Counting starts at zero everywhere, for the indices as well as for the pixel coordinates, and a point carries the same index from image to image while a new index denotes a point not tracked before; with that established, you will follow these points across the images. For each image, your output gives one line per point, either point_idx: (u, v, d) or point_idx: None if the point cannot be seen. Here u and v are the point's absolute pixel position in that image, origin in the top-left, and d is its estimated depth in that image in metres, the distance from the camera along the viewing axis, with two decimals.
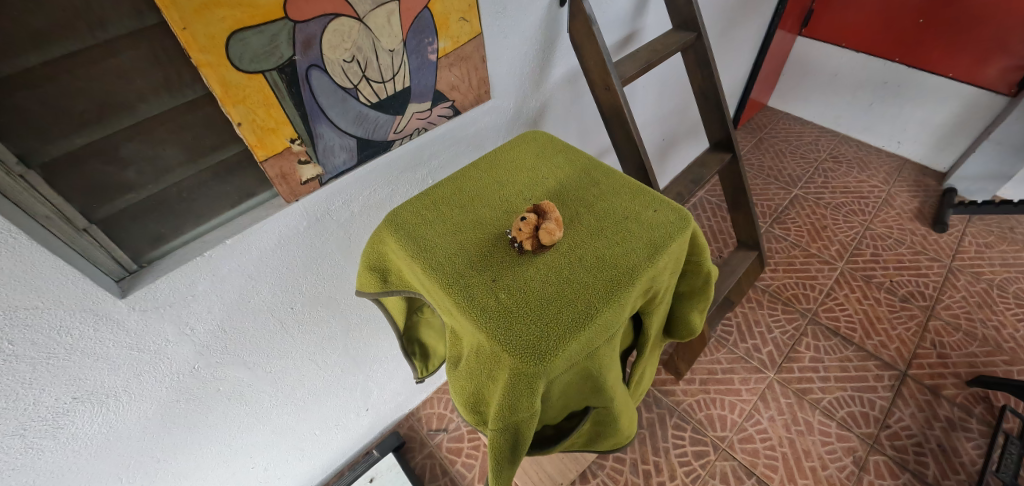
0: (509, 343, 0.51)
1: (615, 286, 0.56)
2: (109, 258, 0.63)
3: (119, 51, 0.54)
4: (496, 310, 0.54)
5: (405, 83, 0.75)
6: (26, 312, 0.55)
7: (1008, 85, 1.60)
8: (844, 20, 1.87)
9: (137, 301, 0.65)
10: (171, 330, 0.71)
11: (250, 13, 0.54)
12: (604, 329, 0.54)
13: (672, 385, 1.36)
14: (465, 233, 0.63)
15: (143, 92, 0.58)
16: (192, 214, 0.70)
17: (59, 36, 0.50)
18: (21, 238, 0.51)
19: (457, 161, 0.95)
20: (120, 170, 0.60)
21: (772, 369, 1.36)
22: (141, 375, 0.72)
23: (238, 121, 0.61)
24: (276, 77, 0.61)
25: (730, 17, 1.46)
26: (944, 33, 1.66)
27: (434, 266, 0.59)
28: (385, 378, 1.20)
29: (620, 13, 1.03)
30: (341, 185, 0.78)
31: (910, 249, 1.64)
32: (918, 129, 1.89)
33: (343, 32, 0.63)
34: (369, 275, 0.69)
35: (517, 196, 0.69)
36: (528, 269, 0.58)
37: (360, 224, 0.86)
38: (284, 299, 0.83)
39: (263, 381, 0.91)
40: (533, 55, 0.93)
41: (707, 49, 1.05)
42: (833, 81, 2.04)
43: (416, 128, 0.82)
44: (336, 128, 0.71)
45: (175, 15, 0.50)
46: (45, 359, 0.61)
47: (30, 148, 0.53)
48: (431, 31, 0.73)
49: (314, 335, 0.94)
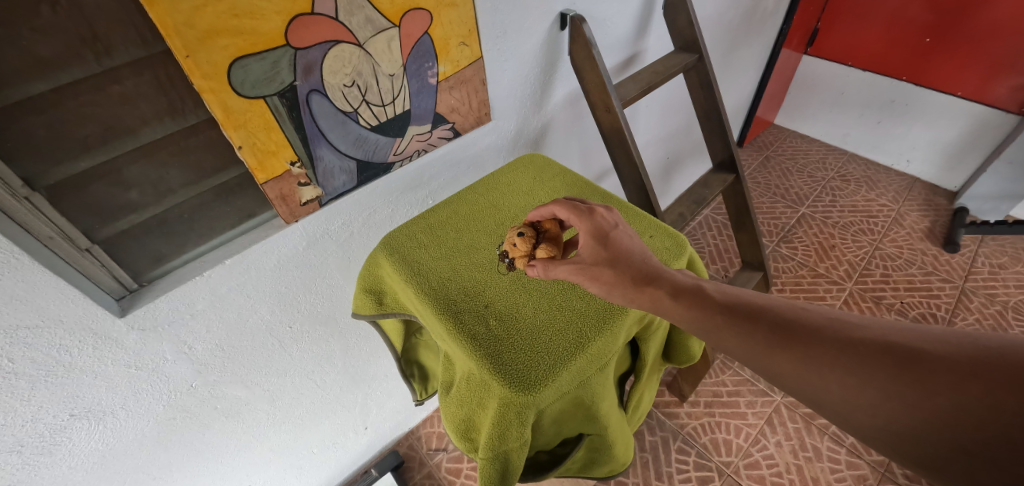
0: (499, 372, 0.50)
1: (607, 314, 0.55)
2: (110, 277, 0.63)
3: (124, 78, 0.56)
4: (486, 337, 0.53)
5: (405, 106, 0.76)
6: (27, 331, 0.56)
7: (1018, 103, 1.58)
8: (850, 39, 1.86)
9: (136, 319, 0.65)
10: (168, 349, 0.71)
11: (252, 41, 0.56)
12: (596, 358, 0.54)
13: (676, 408, 1.33)
14: (458, 258, 0.64)
15: (147, 117, 0.59)
16: (193, 234, 0.71)
17: (66, 65, 0.51)
18: (24, 257, 0.51)
19: (458, 182, 0.96)
20: (124, 192, 0.62)
21: (779, 392, 1.33)
22: (139, 393, 0.73)
23: (239, 145, 0.62)
24: (277, 102, 0.62)
25: (734, 37, 1.46)
26: (953, 51, 1.64)
27: (427, 291, 0.59)
28: (384, 396, 1.19)
29: (622, 35, 1.04)
30: (340, 206, 0.78)
31: (921, 270, 1.61)
32: (927, 148, 1.87)
33: (344, 57, 0.64)
34: (365, 298, 0.69)
35: (513, 220, 0.69)
36: (520, 295, 0.59)
37: (359, 244, 0.87)
38: (283, 318, 0.84)
39: (261, 399, 0.91)
40: (534, 77, 0.93)
41: (709, 69, 1.05)
42: (839, 99, 2.03)
43: (416, 150, 0.83)
44: (336, 150, 0.71)
45: (178, 43, 0.51)
46: (44, 377, 0.61)
47: (35, 170, 0.54)
48: (431, 55, 0.74)
49: (313, 353, 0.94)
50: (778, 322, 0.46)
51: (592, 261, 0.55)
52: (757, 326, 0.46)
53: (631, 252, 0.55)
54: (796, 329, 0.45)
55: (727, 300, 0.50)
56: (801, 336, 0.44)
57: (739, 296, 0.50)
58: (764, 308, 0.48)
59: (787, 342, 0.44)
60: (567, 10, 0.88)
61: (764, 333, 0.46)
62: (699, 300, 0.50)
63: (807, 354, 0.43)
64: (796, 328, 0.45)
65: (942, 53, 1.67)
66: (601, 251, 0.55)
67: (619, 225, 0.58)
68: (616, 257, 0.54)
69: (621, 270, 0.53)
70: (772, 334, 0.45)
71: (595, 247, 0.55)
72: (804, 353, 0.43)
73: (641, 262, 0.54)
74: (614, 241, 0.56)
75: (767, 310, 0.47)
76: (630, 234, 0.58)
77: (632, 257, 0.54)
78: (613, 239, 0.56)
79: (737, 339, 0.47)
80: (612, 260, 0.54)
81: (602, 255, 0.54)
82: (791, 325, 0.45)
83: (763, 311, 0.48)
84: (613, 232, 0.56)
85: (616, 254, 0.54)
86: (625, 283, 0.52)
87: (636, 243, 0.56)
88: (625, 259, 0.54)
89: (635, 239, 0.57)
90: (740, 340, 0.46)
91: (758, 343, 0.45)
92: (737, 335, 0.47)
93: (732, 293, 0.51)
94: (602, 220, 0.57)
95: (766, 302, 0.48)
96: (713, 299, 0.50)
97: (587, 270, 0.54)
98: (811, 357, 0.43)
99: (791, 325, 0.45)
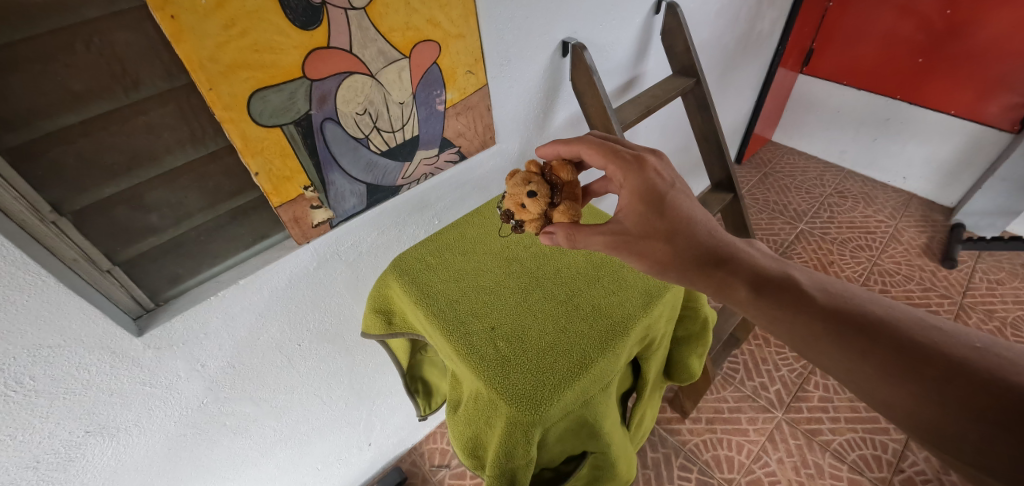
0: (505, 391, 0.52)
1: (609, 335, 0.58)
2: (129, 297, 0.66)
3: (149, 109, 0.59)
4: (494, 358, 0.55)
5: (414, 131, 0.79)
6: (50, 350, 0.58)
7: (1011, 121, 1.61)
8: (844, 59, 1.91)
9: (152, 338, 0.67)
10: (183, 367, 0.73)
11: (271, 74, 0.59)
12: (599, 378, 0.56)
13: (678, 424, 1.33)
14: (465, 280, 0.66)
15: (170, 145, 0.62)
16: (208, 255, 0.74)
17: (96, 98, 0.54)
18: (50, 280, 0.54)
19: (464, 203, 0.99)
20: (145, 216, 0.65)
21: (780, 408, 1.34)
22: (152, 410, 0.74)
23: (256, 171, 0.64)
24: (293, 130, 0.65)
25: (731, 58, 1.50)
26: (945, 71, 1.68)
27: (436, 312, 0.61)
28: (388, 412, 1.20)
29: (621, 60, 1.08)
30: (350, 227, 0.81)
31: (920, 285, 1.62)
32: (923, 165, 1.91)
33: (357, 87, 0.68)
34: (374, 318, 0.71)
35: (517, 243, 0.73)
36: (527, 317, 0.61)
37: (368, 264, 0.89)
38: (292, 336, 0.86)
39: (268, 415, 0.92)
40: (537, 101, 0.97)
41: (706, 93, 1.08)
42: (835, 117, 2.06)
43: (423, 173, 0.86)
44: (348, 175, 0.74)
45: (202, 77, 0.54)
46: (63, 394, 0.63)
47: (63, 197, 0.57)
48: (439, 84, 0.78)
49: (321, 370, 0.96)
50: (898, 341, 0.46)
51: (643, 234, 0.61)
52: (872, 342, 0.46)
53: (689, 220, 0.60)
54: (920, 354, 0.44)
55: (835, 306, 0.50)
56: (926, 364, 0.44)
57: (851, 305, 0.50)
58: (882, 324, 0.47)
59: (906, 368, 0.44)
60: (568, 38, 0.92)
61: (879, 352, 0.46)
62: (801, 306, 0.51)
63: (931, 385, 0.43)
64: (921, 353, 0.44)
65: (934, 73, 1.71)
66: (658, 223, 0.60)
67: (674, 185, 0.63)
68: (677, 233, 0.59)
69: (682, 248, 0.58)
70: (887, 355, 0.45)
71: (648, 217, 0.60)
72: (927, 382, 0.43)
73: (707, 239, 0.59)
74: (670, 208, 0.60)
75: (884, 326, 0.47)
76: (684, 193, 0.63)
77: (692, 231, 0.59)
78: (670, 205, 0.61)
79: (844, 354, 0.47)
80: (671, 235, 0.59)
81: (660, 226, 0.60)
82: (913, 348, 0.45)
83: (883, 325, 0.47)
84: (669, 197, 0.61)
85: (670, 225, 0.60)
86: (689, 264, 0.58)
87: (693, 204, 0.62)
88: (685, 233, 0.59)
89: (689, 200, 0.62)
90: (850, 357, 0.47)
91: (868, 362, 0.46)
92: (845, 351, 0.47)
93: (844, 299, 0.51)
94: (657, 183, 0.62)
95: (886, 316, 0.48)
96: (818, 305, 0.51)
97: (637, 243, 0.60)
98: (933, 387, 0.43)
99: (915, 345, 0.45)
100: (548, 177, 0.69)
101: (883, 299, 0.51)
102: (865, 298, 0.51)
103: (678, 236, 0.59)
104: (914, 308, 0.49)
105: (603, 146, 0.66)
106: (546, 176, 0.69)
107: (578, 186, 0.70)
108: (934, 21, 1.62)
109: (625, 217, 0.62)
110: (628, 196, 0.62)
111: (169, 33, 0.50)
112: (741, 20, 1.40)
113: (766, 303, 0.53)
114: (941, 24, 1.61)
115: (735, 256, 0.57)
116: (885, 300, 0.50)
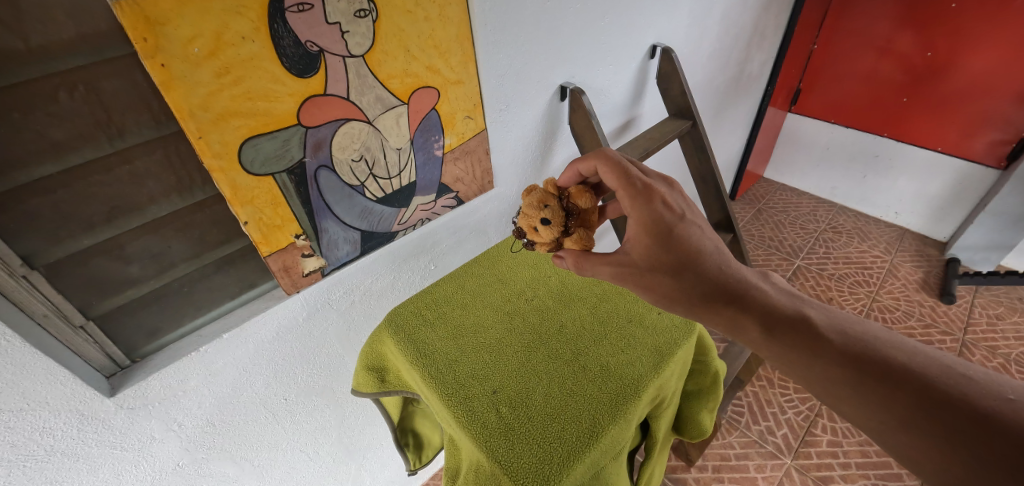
0: (511, 466, 0.48)
1: (619, 399, 0.54)
2: (102, 353, 0.61)
3: (134, 157, 0.56)
4: (497, 427, 0.52)
5: (411, 177, 0.77)
6: (10, 415, 0.53)
7: (997, 158, 1.65)
8: (831, 98, 1.95)
9: (125, 398, 0.62)
10: (157, 427, 0.68)
11: (264, 121, 0.57)
12: (610, 447, 0.52)
13: (683, 473, 1.27)
14: (466, 337, 0.63)
15: (155, 194, 0.59)
16: (191, 305, 0.70)
17: (78, 146, 0.52)
18: (15, 340, 0.49)
19: (462, 246, 0.97)
20: (123, 266, 0.61)
21: (788, 455, 1.28)
22: (120, 475, 0.68)
23: (245, 220, 0.61)
24: (285, 178, 0.62)
25: (723, 98, 1.52)
26: (928, 110, 1.73)
27: (435, 374, 0.58)
28: (379, 465, 1.13)
29: (618, 104, 1.09)
30: (343, 274, 0.78)
31: (920, 322, 1.61)
32: (913, 200, 1.93)
33: (352, 134, 0.66)
34: (366, 375, 0.67)
35: (519, 296, 0.70)
36: (530, 380, 0.57)
37: (360, 312, 0.85)
38: (277, 391, 0.80)
39: (249, 475, 0.85)
40: (536, 144, 0.97)
41: (704, 134, 1.09)
42: (824, 153, 2.10)
43: (420, 218, 0.84)
44: (341, 222, 0.72)
45: (192, 124, 0.52)
46: (22, 462, 0.57)
47: (37, 249, 0.53)
48: (437, 129, 0.77)
49: (307, 425, 0.90)
50: (921, 392, 0.43)
51: (653, 267, 0.59)
52: (893, 391, 0.44)
53: (698, 251, 0.59)
54: (946, 404, 0.42)
55: (854, 351, 0.48)
56: (954, 416, 0.41)
57: (872, 351, 0.47)
58: (903, 370, 0.45)
59: (929, 419, 0.42)
60: (567, 83, 0.93)
61: (902, 401, 0.43)
62: (818, 349, 0.49)
63: (956, 440, 0.40)
64: (947, 405, 0.42)
65: (920, 111, 1.75)
66: (666, 257, 0.59)
67: (684, 217, 0.61)
68: (685, 268, 0.58)
69: (689, 283, 0.57)
70: (909, 406, 0.43)
71: (655, 250, 0.59)
72: (954, 436, 0.40)
73: (717, 275, 0.57)
74: (678, 242, 0.59)
75: (908, 374, 0.45)
76: (695, 223, 0.61)
77: (701, 266, 0.58)
78: (678, 241, 0.59)
79: (863, 402, 0.45)
80: (677, 269, 0.58)
81: (669, 259, 0.58)
82: (938, 399, 0.42)
83: (906, 372, 0.45)
84: (677, 232, 0.59)
85: (676, 258, 0.58)
86: (696, 301, 0.57)
87: (702, 232, 0.61)
88: (694, 267, 0.58)
89: (700, 232, 0.60)
90: (871, 406, 0.44)
91: (893, 414, 0.43)
92: (864, 399, 0.45)
93: (863, 341, 0.49)
94: (664, 216, 0.60)
95: (909, 364, 0.45)
96: (836, 349, 0.48)
97: (645, 277, 0.59)
98: (961, 441, 0.40)
99: (941, 394, 0.42)
100: (564, 202, 0.68)
101: (906, 344, 0.48)
102: (887, 342, 0.48)
103: (688, 270, 0.58)
104: (937, 352, 0.46)
105: (619, 166, 0.64)
106: (564, 200, 0.69)
107: (594, 214, 0.69)
108: (915, 60, 1.68)
109: (632, 248, 0.61)
110: (635, 225, 0.60)
111: (158, 81, 0.48)
112: (732, 62, 1.44)
113: (779, 346, 0.51)
114: (922, 64, 1.67)
115: (747, 295, 0.56)
116: (910, 345, 0.47)
